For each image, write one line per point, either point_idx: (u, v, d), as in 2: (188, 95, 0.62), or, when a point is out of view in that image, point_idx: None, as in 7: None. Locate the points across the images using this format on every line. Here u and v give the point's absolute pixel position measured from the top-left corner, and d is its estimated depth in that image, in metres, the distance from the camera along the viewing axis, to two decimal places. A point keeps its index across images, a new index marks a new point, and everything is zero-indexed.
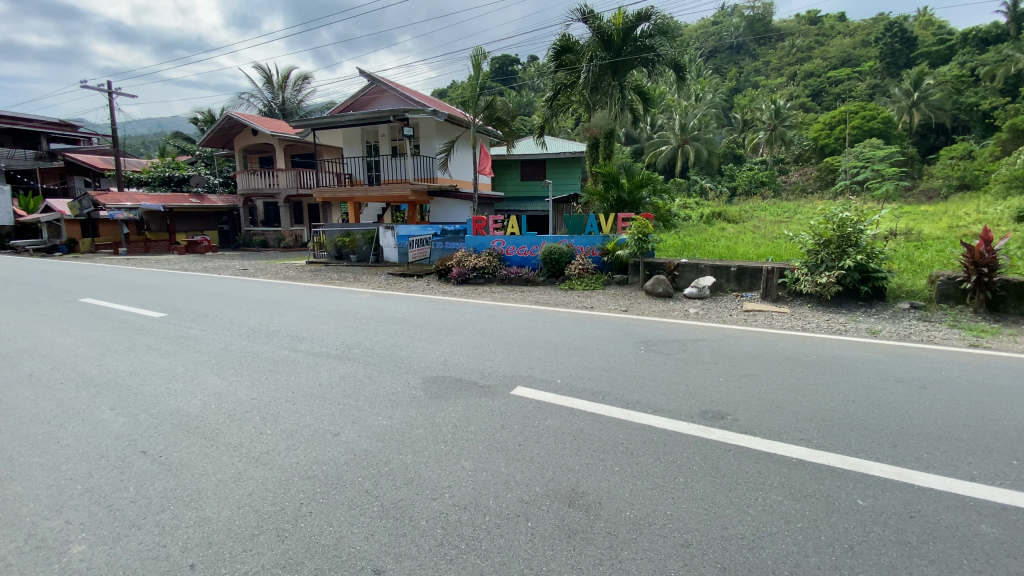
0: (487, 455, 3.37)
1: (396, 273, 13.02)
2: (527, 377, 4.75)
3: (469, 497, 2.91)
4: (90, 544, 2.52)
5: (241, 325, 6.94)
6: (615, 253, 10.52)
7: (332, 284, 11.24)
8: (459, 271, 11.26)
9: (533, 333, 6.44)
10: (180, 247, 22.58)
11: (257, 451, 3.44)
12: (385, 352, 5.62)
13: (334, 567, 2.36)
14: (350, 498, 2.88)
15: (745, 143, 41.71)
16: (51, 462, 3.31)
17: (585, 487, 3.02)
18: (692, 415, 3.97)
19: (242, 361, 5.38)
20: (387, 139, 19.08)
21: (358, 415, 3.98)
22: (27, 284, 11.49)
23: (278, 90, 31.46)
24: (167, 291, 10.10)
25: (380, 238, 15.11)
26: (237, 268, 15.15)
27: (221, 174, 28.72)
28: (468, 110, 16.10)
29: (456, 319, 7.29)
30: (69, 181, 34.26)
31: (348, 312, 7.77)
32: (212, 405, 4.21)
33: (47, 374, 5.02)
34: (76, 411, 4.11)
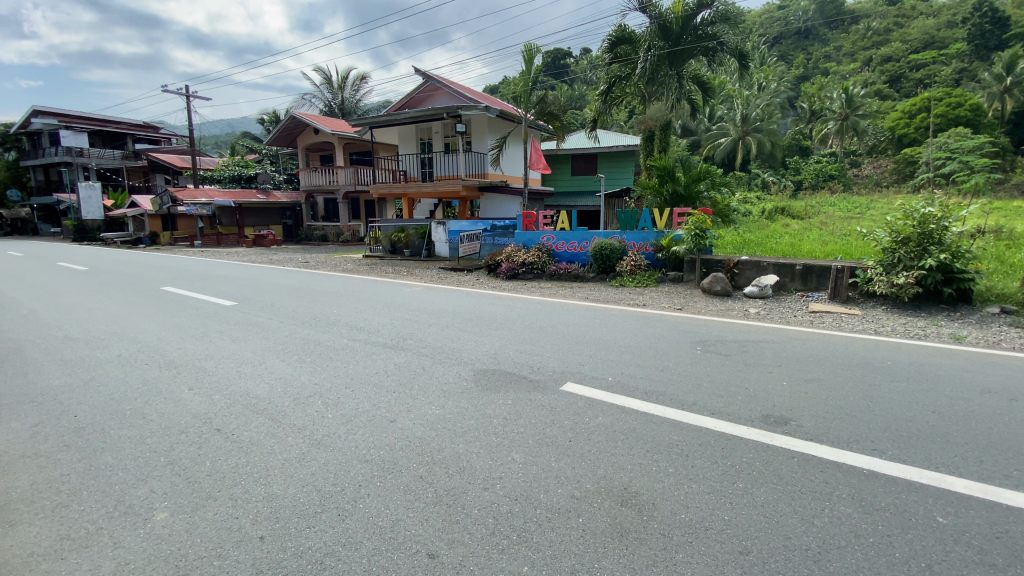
0: (537, 448, 3.37)
1: (447, 267, 13.28)
2: (578, 374, 4.71)
3: (520, 490, 2.92)
4: (171, 512, 2.74)
5: (304, 314, 7.32)
6: (670, 249, 10.23)
7: (388, 277, 11.60)
8: (509, 266, 11.33)
9: (584, 330, 6.36)
10: (248, 241, 24.06)
11: (319, 433, 3.61)
12: (437, 344, 5.74)
13: (391, 548, 2.44)
14: (405, 483, 2.97)
15: (812, 134, 39.28)
16: (138, 435, 3.61)
17: (638, 487, 2.96)
18: (753, 419, 3.81)
19: (305, 348, 5.68)
20: (440, 136, 19.41)
21: (412, 403, 4.10)
22: (117, 273, 12.59)
23: (337, 90, 32.69)
24: (237, 282, 10.78)
25: (432, 233, 15.43)
26: (299, 261, 15.95)
27: (286, 171, 30.26)
28: (520, 105, 16.10)
29: (506, 313, 7.33)
30: (152, 179, 37.30)
31: (401, 305, 7.99)
32: (278, 388, 4.47)
33: (135, 355, 5.50)
34: (158, 390, 4.47)
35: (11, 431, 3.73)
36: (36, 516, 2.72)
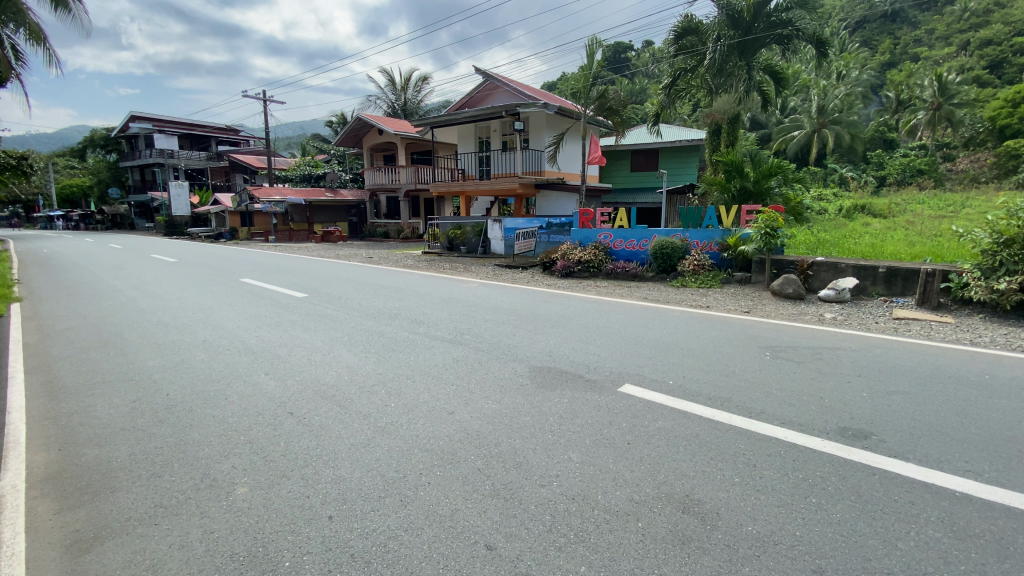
0: (595, 449, 3.33)
1: (503, 264, 13.37)
2: (636, 376, 4.61)
3: (578, 489, 2.90)
4: (250, 488, 2.94)
5: (368, 307, 7.64)
6: (737, 249, 9.79)
7: (446, 273, 11.87)
8: (564, 264, 11.25)
9: (643, 330, 6.21)
10: (316, 236, 25.40)
11: (383, 421, 3.76)
12: (493, 340, 5.80)
13: (450, 537, 2.50)
14: (463, 474, 3.03)
15: (898, 125, 36.11)
16: (221, 415, 3.91)
17: (700, 495, 2.86)
18: (828, 431, 3.57)
19: (370, 339, 5.92)
20: (499, 134, 19.54)
21: (470, 396, 4.17)
22: (203, 265, 13.69)
23: (400, 91, 33.74)
24: (307, 275, 11.41)
25: (488, 231, 15.57)
26: (363, 257, 16.65)
27: (351, 170, 31.66)
28: (580, 100, 15.96)
29: (561, 311, 7.30)
30: (232, 179, 40.25)
31: (459, 300, 8.15)
32: (346, 376, 4.71)
33: (218, 341, 5.95)
34: (238, 373, 4.82)
35: (115, 405, 4.14)
36: (135, 482, 3.01)
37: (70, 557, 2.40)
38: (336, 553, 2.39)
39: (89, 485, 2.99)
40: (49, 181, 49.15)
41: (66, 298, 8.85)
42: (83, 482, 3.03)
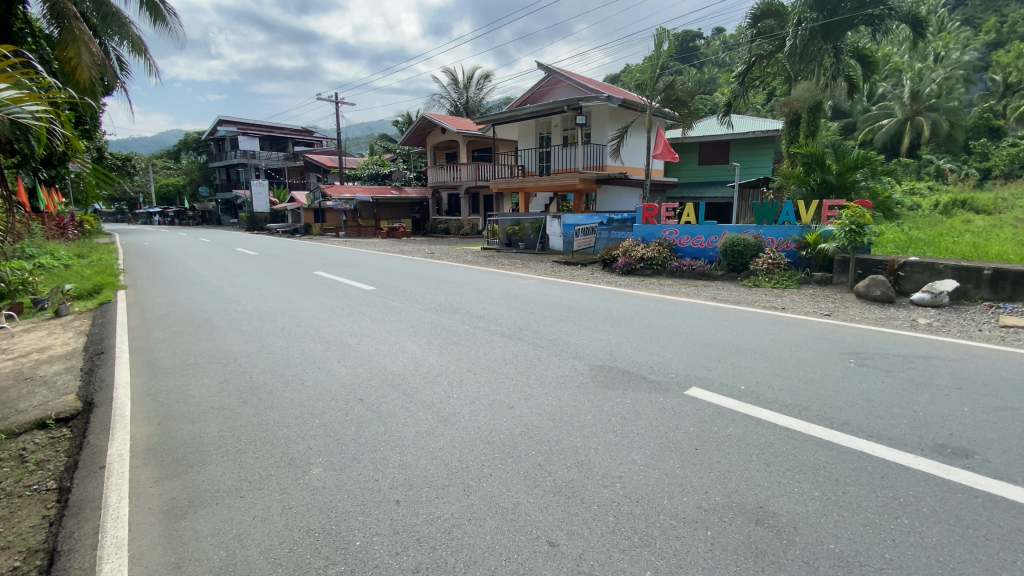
0: (660, 452, 3.23)
1: (562, 260, 13.28)
2: (704, 379, 4.42)
3: (642, 492, 2.82)
4: (324, 468, 3.11)
5: (431, 301, 7.85)
6: (817, 246, 9.19)
7: (506, 269, 11.96)
8: (626, 261, 10.99)
9: (710, 331, 5.96)
10: (382, 232, 26.47)
11: (446, 411, 3.85)
12: (553, 336, 5.76)
13: (512, 530, 2.51)
14: (525, 468, 3.04)
15: (1009, 111, 32.22)
16: (298, 398, 4.17)
17: (774, 507, 2.70)
18: (922, 447, 3.25)
19: (433, 331, 6.08)
20: (560, 129, 19.34)
21: (530, 392, 4.18)
22: (280, 258, 14.65)
23: (463, 89, 34.31)
24: (373, 269, 11.89)
25: (547, 227, 15.50)
26: (425, 252, 17.14)
27: (416, 168, 32.67)
28: (645, 92, 15.51)
29: (622, 309, 7.15)
30: (306, 178, 42.71)
31: (518, 296, 8.16)
32: (411, 366, 4.87)
33: (294, 329, 6.34)
34: (313, 360, 5.11)
35: (206, 385, 4.52)
36: (224, 457, 3.26)
37: (168, 521, 2.64)
38: (403, 536, 2.47)
39: (184, 458, 3.28)
40: (149, 181, 54.37)
41: (163, 287, 9.74)
42: (179, 455, 3.33)
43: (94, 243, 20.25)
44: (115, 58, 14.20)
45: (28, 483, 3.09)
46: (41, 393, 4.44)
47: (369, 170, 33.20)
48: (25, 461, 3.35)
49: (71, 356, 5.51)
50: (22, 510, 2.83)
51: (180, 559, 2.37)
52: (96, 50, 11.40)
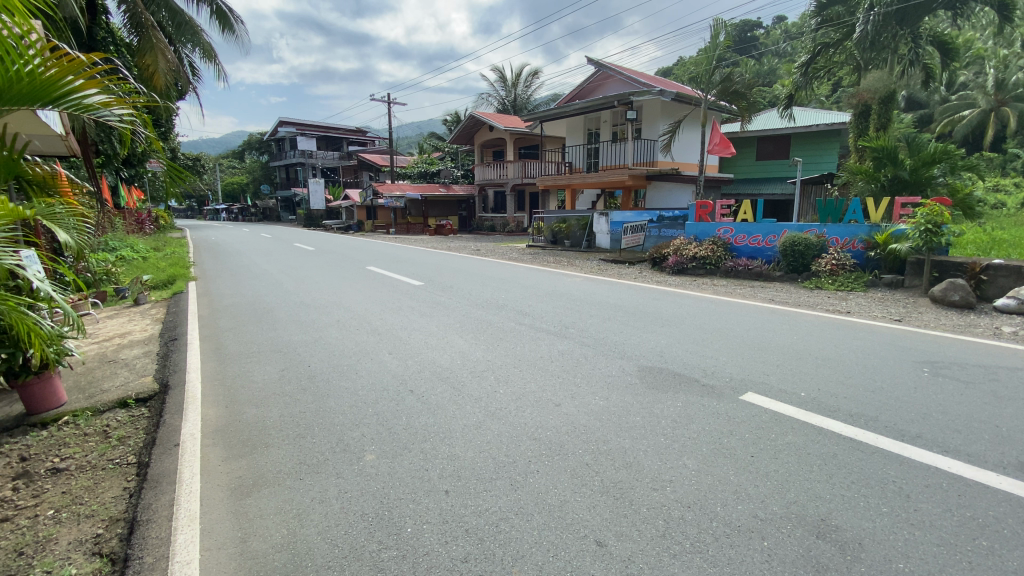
0: (713, 458, 3.12)
1: (609, 258, 13.09)
2: (761, 384, 4.23)
3: (694, 497, 2.74)
4: (377, 455, 3.21)
5: (477, 297, 7.94)
6: (887, 247, 8.59)
7: (551, 267, 11.91)
8: (677, 260, 10.68)
9: (767, 335, 5.69)
10: (430, 229, 27.00)
11: (493, 406, 3.88)
12: (599, 335, 5.69)
13: (560, 527, 2.49)
14: (572, 466, 3.02)
15: None
16: (352, 387, 4.33)
17: (837, 520, 2.55)
18: (1006, 465, 2.98)
19: (479, 327, 6.14)
20: (609, 125, 19.01)
21: (577, 390, 4.14)
22: (334, 254, 15.23)
23: (511, 86, 34.43)
24: (421, 265, 12.17)
25: (594, 224, 15.30)
26: (472, 249, 17.35)
27: (463, 166, 33.10)
28: (700, 85, 14.99)
29: (672, 310, 6.96)
30: (359, 176, 44.22)
31: (564, 294, 8.12)
32: (459, 360, 4.95)
33: (347, 321, 6.58)
34: (366, 351, 5.29)
35: (268, 372, 4.78)
36: (284, 440, 3.44)
37: (235, 498, 2.81)
38: (453, 526, 2.51)
39: (248, 439, 3.48)
40: (216, 180, 58.05)
41: (229, 279, 10.36)
42: (244, 436, 3.54)
43: (168, 236, 21.80)
44: (187, 64, 15.22)
45: (112, 457, 3.37)
46: (123, 374, 4.85)
47: (419, 168, 33.98)
48: (109, 436, 3.67)
49: (148, 342, 5.97)
50: (107, 481, 3.10)
51: (246, 535, 2.51)
52: (171, 56, 12.29)
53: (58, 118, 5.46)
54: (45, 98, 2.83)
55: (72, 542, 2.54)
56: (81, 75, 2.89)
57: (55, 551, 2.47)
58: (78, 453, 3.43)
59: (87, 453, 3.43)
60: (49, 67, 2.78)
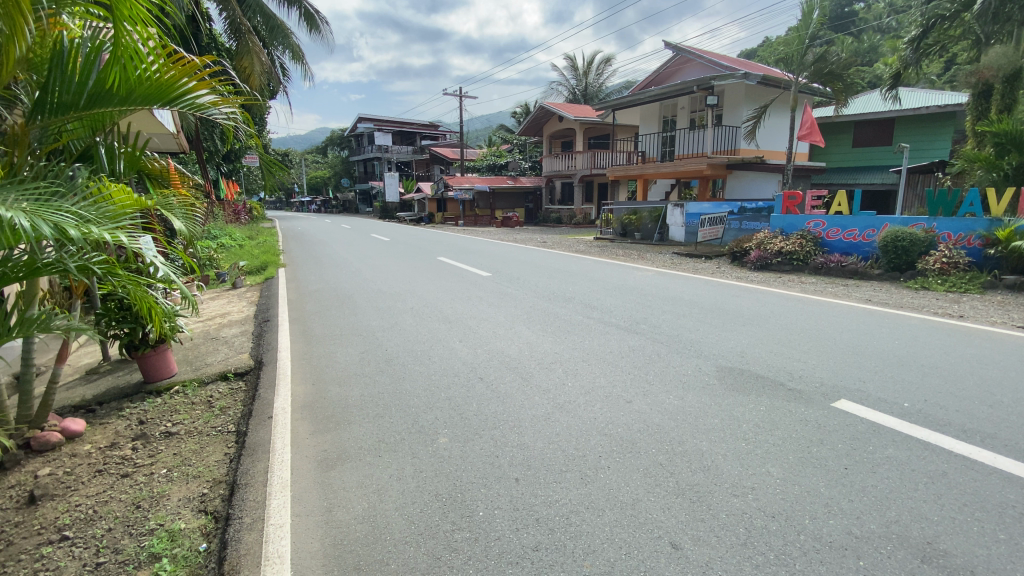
0: (800, 467, 2.91)
1: (683, 252, 12.56)
2: (855, 391, 3.88)
3: (779, 507, 2.57)
4: (450, 439, 3.30)
5: (545, 289, 7.92)
6: (1008, 244, 7.62)
7: (621, 260, 11.63)
8: (759, 254, 10.03)
9: (864, 338, 5.19)
10: (498, 221, 27.29)
11: (562, 398, 3.85)
12: (673, 332, 5.48)
13: (632, 527, 2.43)
14: (645, 465, 2.93)
15: None
16: (425, 372, 4.47)
17: (945, 545, 2.29)
18: None
19: (547, 319, 6.12)
20: (687, 112, 18.14)
21: (649, 388, 4.01)
22: (407, 244, 15.82)
23: (582, 75, 33.86)
24: (490, 256, 12.34)
25: (667, 216, 14.72)
26: (539, 241, 17.33)
27: (532, 158, 33.06)
28: (790, 67, 13.89)
29: (753, 307, 6.56)
30: (430, 169, 45.53)
31: (634, 288, 7.89)
32: (527, 351, 4.96)
33: (421, 309, 6.80)
34: (438, 338, 5.45)
35: (349, 354, 5.05)
36: (364, 419, 3.62)
37: (321, 470, 3.00)
38: (523, 514, 2.53)
39: (332, 416, 3.70)
40: (302, 174, 62.24)
41: (313, 267, 11.06)
42: (328, 412, 3.77)
43: (260, 226, 23.67)
44: (279, 65, 16.35)
45: (215, 425, 3.71)
46: (224, 350, 5.34)
47: (488, 161, 34.42)
48: (212, 406, 4.05)
49: (245, 321, 6.52)
50: (210, 446, 3.42)
51: (330, 505, 2.67)
52: (264, 58, 13.23)
53: (170, 117, 6.02)
54: (165, 99, 3.00)
55: (182, 499, 2.83)
56: (194, 77, 3.05)
57: (167, 506, 2.77)
58: (187, 419, 3.81)
59: (194, 421, 3.80)
60: (171, 70, 2.98)
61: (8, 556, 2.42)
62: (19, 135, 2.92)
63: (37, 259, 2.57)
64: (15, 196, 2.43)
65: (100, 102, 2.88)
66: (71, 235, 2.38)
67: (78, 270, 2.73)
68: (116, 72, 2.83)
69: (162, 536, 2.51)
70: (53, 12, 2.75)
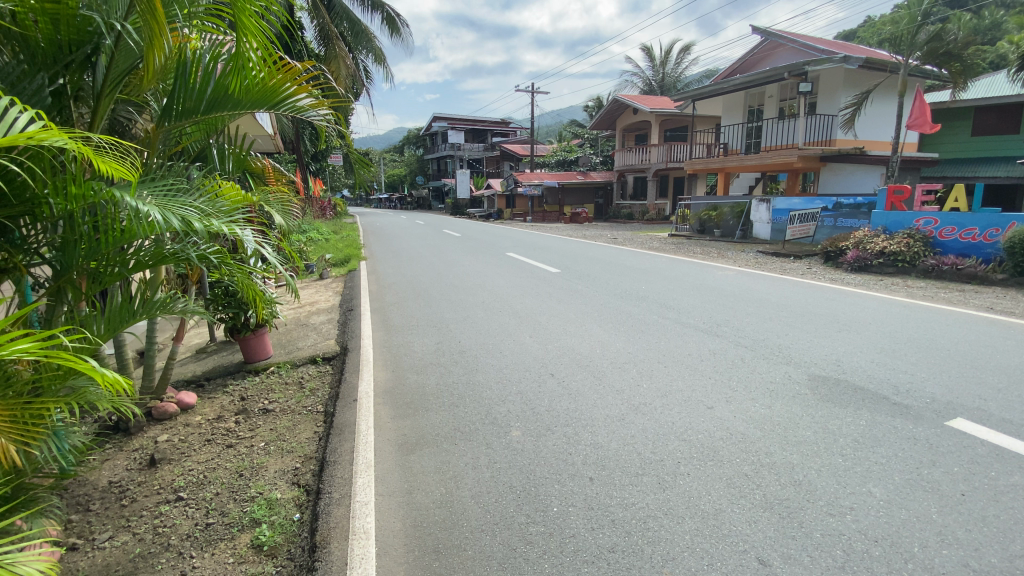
0: (908, 490, 2.63)
1: (767, 251, 11.78)
2: (975, 410, 3.44)
3: (883, 531, 2.34)
4: (522, 432, 3.32)
5: (617, 287, 7.76)
6: None
7: (699, 258, 11.12)
8: (858, 254, 9.20)
9: (987, 352, 4.58)
10: (567, 217, 27.07)
11: (637, 399, 3.76)
12: (758, 336, 5.15)
13: (712, 538, 2.31)
14: (728, 475, 2.78)
15: None
16: (498, 365, 4.53)
17: None
18: None
19: (620, 318, 5.99)
20: (775, 100, 16.97)
21: (732, 394, 3.81)
22: (478, 240, 16.14)
23: (659, 66, 32.71)
24: (560, 253, 12.26)
25: (751, 212, 13.86)
26: (610, 237, 16.99)
27: (604, 153, 32.45)
28: (897, 48, 12.53)
29: (849, 313, 6.01)
30: (500, 166, 46.13)
31: (713, 288, 7.51)
32: (599, 349, 4.89)
33: (493, 303, 6.92)
34: (509, 332, 5.51)
35: (425, 344, 5.24)
36: (440, 407, 3.74)
37: (402, 453, 3.15)
38: (598, 514, 2.49)
39: (411, 402, 3.87)
40: (380, 172, 65.38)
41: (392, 260, 11.60)
42: (407, 399, 3.93)
43: (343, 221, 25.17)
44: (363, 69, 17.26)
45: (305, 405, 4.00)
46: (313, 336, 5.73)
47: (559, 156, 34.28)
48: (303, 386, 4.37)
49: (332, 310, 6.96)
50: (302, 424, 3.69)
51: (410, 487, 2.80)
52: (350, 62, 14.00)
53: (269, 119, 6.53)
54: (270, 103, 3.26)
55: (278, 471, 3.08)
56: (295, 82, 3.28)
57: (265, 477, 3.02)
58: (282, 398, 4.14)
59: (288, 400, 4.12)
60: (277, 75, 3.22)
61: (133, 511, 2.75)
62: (150, 137, 3.27)
63: (163, 248, 2.85)
64: (148, 192, 2.71)
65: (217, 107, 3.18)
66: (195, 226, 2.64)
67: (196, 258, 3.02)
68: (232, 78, 3.10)
69: (261, 504, 2.75)
70: (181, 25, 3.05)
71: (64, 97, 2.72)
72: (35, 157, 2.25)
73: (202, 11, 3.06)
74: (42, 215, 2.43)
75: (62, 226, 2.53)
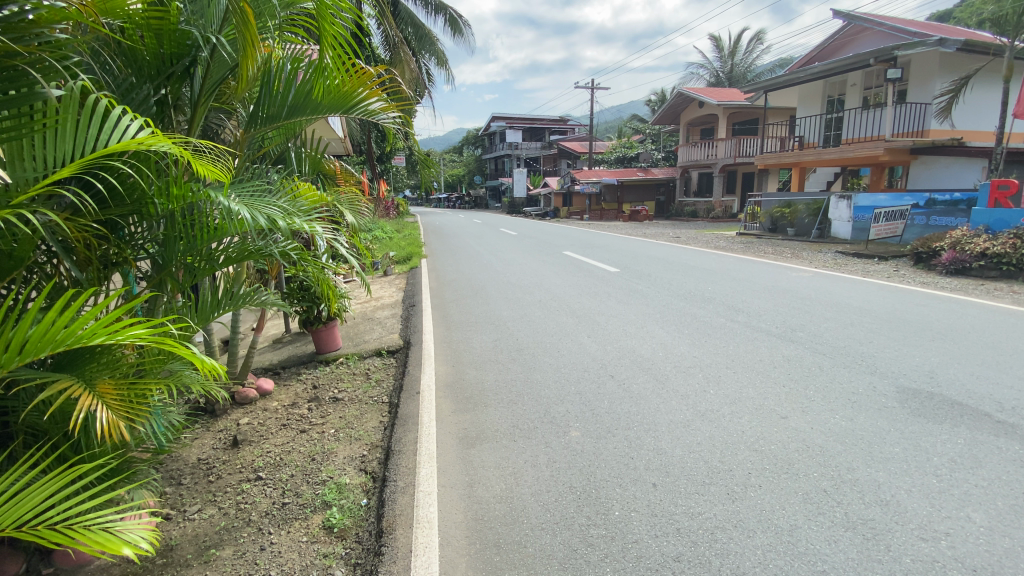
0: (1017, 517, 2.35)
1: (846, 251, 10.96)
2: None
3: (985, 560, 2.11)
4: (581, 433, 3.29)
5: (680, 287, 7.50)
6: None
7: (769, 259, 10.52)
8: (953, 256, 8.37)
9: None
10: (626, 216, 26.51)
11: (703, 405, 3.62)
12: (837, 343, 4.80)
13: (785, 556, 2.18)
14: (804, 489, 2.62)
15: None
16: (556, 364, 4.52)
17: None
18: None
19: (684, 320, 5.79)
20: (858, 89, 15.75)
21: (808, 404, 3.57)
22: (536, 239, 16.14)
23: (727, 57, 31.24)
24: (620, 252, 12.02)
25: (829, 210, 12.93)
26: (672, 236, 16.46)
27: (666, 149, 31.43)
28: (1003, 28, 11.23)
29: (943, 320, 5.46)
30: (558, 165, 45.89)
31: (785, 290, 7.09)
32: (661, 352, 4.76)
33: (550, 302, 6.91)
34: (567, 332, 5.47)
35: (483, 341, 5.33)
36: (499, 404, 3.78)
37: (463, 447, 3.22)
38: (663, 521, 2.43)
39: (471, 397, 3.94)
40: (440, 173, 66.96)
41: (451, 258, 11.85)
42: (467, 393, 4.02)
43: (405, 221, 26.02)
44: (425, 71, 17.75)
45: (372, 395, 4.18)
46: (378, 329, 5.97)
47: (618, 153, 33.61)
48: (370, 377, 4.57)
49: (395, 305, 7.22)
50: (368, 413, 3.85)
51: (472, 480, 2.85)
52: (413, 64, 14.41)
53: (340, 123, 6.86)
54: (345, 107, 3.41)
55: (347, 457, 3.24)
56: (368, 87, 3.42)
57: (335, 462, 3.18)
58: (350, 388, 4.35)
59: (356, 390, 4.32)
60: (351, 80, 3.37)
61: (219, 487, 2.99)
62: (238, 142, 3.54)
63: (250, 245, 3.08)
64: (236, 193, 2.93)
65: (297, 111, 3.38)
66: (278, 225, 2.83)
67: (278, 254, 3.22)
68: (312, 83, 3.28)
69: (332, 488, 2.90)
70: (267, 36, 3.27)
71: (167, 106, 2.99)
72: (143, 161, 2.49)
73: (285, 22, 3.26)
74: (148, 214, 2.68)
75: (165, 223, 2.79)
